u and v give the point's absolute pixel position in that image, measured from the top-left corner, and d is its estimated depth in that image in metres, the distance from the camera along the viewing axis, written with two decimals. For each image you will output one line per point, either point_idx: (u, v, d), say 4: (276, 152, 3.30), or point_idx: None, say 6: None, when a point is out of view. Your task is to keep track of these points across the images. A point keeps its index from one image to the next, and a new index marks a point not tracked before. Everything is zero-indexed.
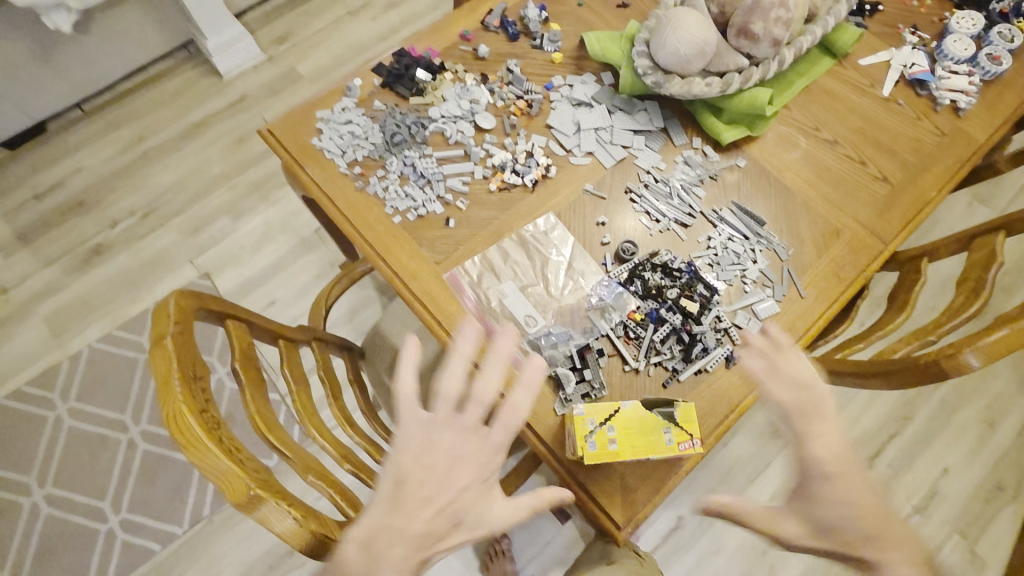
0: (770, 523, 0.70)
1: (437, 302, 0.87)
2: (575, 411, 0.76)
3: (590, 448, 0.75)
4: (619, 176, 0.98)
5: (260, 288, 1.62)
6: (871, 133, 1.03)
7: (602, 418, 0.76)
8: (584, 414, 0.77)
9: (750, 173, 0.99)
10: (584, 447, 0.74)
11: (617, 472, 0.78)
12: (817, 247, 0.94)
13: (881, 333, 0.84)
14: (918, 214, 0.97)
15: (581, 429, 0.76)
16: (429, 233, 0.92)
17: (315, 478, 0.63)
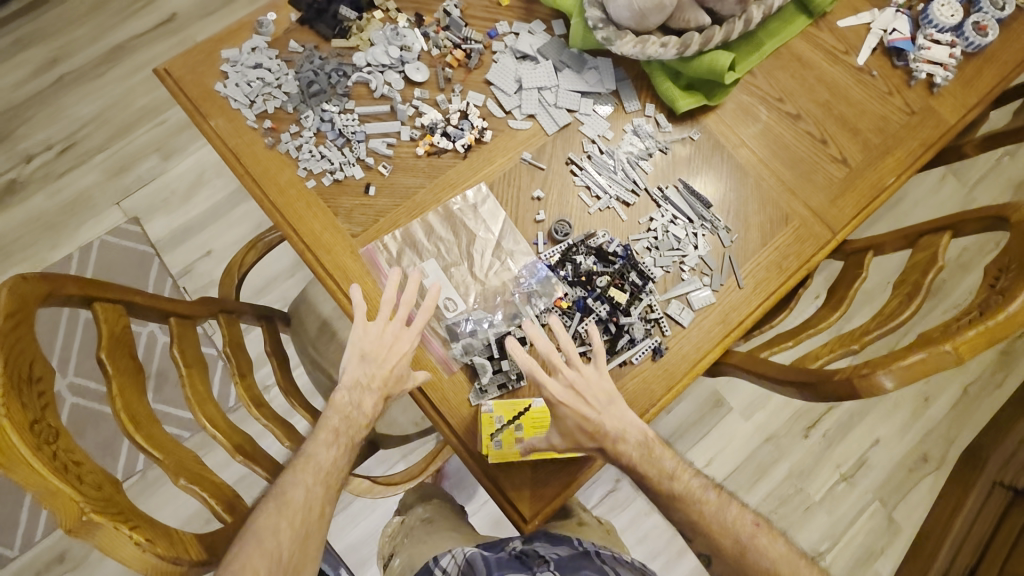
0: (582, 385, 0.73)
1: (351, 280, 0.81)
2: (483, 409, 0.76)
3: (495, 447, 0.75)
4: (562, 144, 0.90)
5: (196, 236, 1.53)
6: (836, 108, 0.96)
7: (509, 416, 0.77)
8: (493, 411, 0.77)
9: (702, 147, 0.92)
10: (488, 447, 0.75)
11: (528, 464, 0.76)
12: (763, 234, 0.89)
13: (814, 331, 0.81)
14: (873, 200, 0.92)
15: (489, 427, 0.76)
16: (345, 200, 0.84)
17: (187, 483, 0.60)
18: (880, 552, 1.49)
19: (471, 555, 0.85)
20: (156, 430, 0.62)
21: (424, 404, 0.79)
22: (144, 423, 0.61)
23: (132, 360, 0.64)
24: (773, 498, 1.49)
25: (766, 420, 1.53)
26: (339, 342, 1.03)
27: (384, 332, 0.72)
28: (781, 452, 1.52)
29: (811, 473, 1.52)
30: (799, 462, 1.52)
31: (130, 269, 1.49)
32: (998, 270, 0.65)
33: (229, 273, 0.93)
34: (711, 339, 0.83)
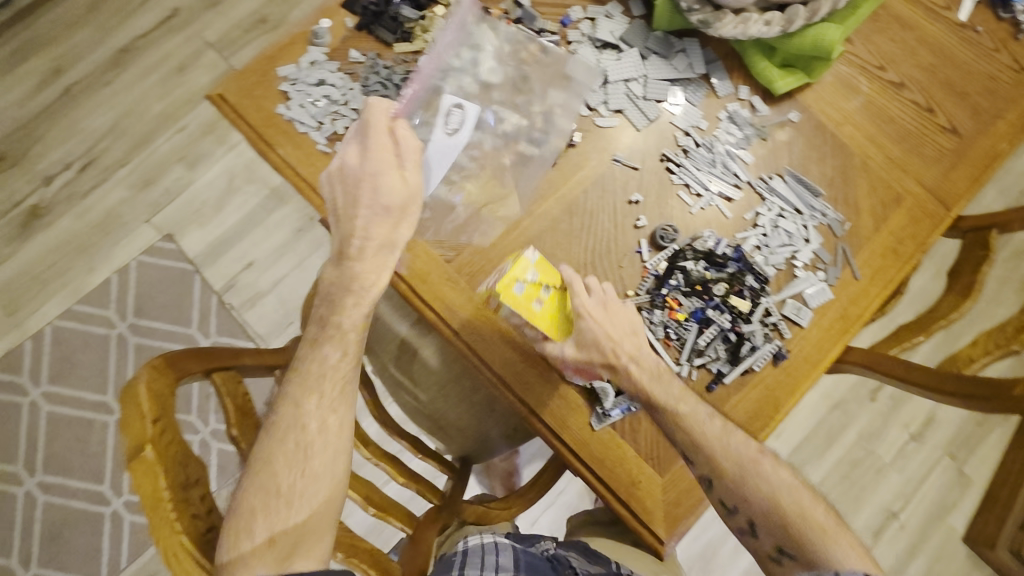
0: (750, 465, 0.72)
1: (452, 310, 0.76)
2: (526, 254, 0.74)
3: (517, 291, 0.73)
4: (654, 140, 0.83)
5: (233, 247, 1.46)
6: (941, 71, 0.88)
7: (543, 280, 0.75)
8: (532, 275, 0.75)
9: (804, 130, 0.85)
10: (508, 284, 0.72)
11: (659, 475, 0.75)
12: (874, 218, 0.83)
13: (944, 322, 0.77)
14: (986, 170, 0.86)
15: (518, 271, 0.74)
16: (434, 223, 0.78)
17: (345, 556, 0.62)
18: (952, 506, 1.47)
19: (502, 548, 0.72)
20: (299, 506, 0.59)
21: (545, 434, 0.76)
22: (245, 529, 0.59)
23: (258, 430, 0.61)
24: (845, 461, 1.48)
25: (832, 386, 1.50)
26: (420, 360, 0.99)
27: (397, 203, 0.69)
28: (849, 417, 1.49)
29: (880, 434, 1.49)
30: (868, 425, 1.49)
31: (172, 289, 1.43)
32: None
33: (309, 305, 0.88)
34: (832, 337, 0.79)
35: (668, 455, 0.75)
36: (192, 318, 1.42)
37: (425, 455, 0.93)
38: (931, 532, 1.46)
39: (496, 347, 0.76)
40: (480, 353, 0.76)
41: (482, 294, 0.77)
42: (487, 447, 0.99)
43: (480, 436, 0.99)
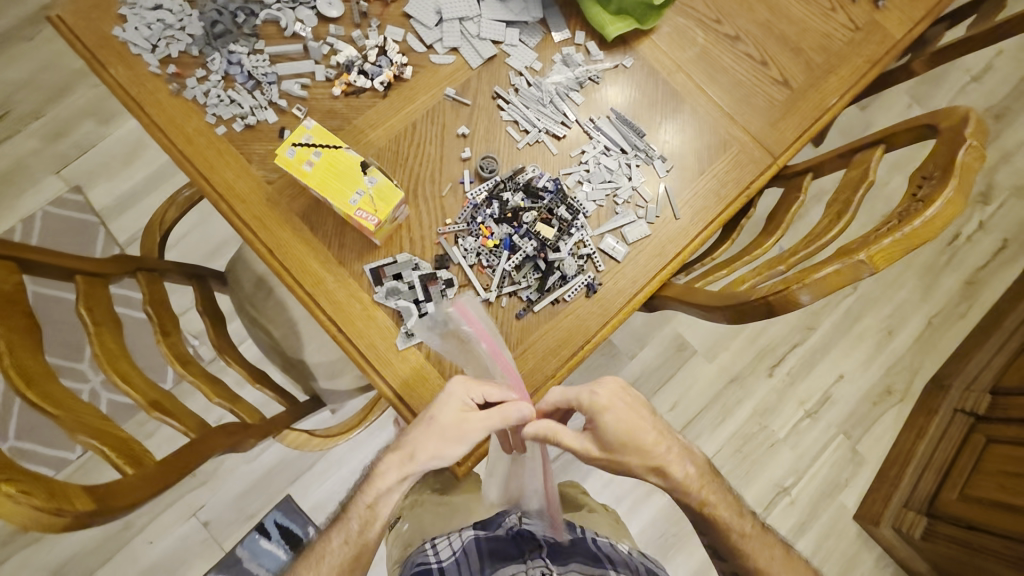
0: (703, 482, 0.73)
1: (270, 230, 0.78)
2: (304, 120, 0.74)
3: (287, 154, 0.72)
4: (487, 78, 0.85)
5: (139, 202, 1.47)
6: (777, 26, 0.91)
7: (319, 142, 0.73)
8: (312, 134, 0.74)
9: (637, 76, 0.87)
10: (281, 149, 0.72)
11: None
12: (700, 162, 0.86)
13: (748, 258, 0.79)
14: (815, 123, 0.89)
15: (295, 136, 0.73)
16: (260, 146, 0.80)
17: (86, 436, 0.56)
18: (844, 484, 1.48)
19: (466, 542, 0.82)
20: (54, 387, 0.59)
21: (351, 353, 0.76)
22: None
23: (25, 317, 0.61)
24: (739, 436, 1.48)
25: (729, 361, 1.51)
26: (275, 298, 1.00)
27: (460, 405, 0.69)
28: (745, 392, 1.51)
29: (775, 410, 1.50)
30: (763, 400, 1.51)
31: (74, 240, 1.44)
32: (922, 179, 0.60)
33: (149, 230, 0.89)
34: (647, 271, 0.81)
35: None
36: None
37: (265, 386, 0.94)
38: (822, 508, 1.47)
39: (308, 265, 0.77)
40: (293, 273, 0.77)
41: (301, 215, 0.78)
42: (339, 386, 1.00)
43: (330, 375, 0.99)
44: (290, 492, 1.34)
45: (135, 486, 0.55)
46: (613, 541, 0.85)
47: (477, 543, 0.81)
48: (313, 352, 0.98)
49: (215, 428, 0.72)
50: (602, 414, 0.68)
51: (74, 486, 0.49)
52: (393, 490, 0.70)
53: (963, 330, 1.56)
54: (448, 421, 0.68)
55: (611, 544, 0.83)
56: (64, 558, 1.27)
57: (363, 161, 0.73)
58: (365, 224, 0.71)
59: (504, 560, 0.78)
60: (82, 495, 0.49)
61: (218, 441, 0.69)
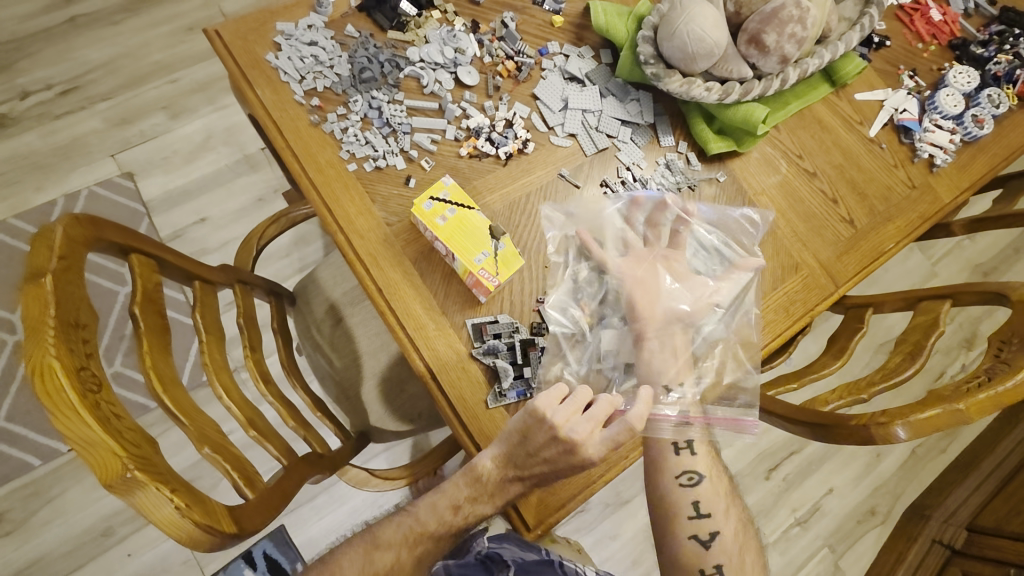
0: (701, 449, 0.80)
1: (381, 268, 0.81)
2: (444, 178, 0.79)
3: (424, 205, 0.77)
4: (598, 167, 0.93)
5: (191, 201, 1.45)
6: (848, 171, 1.03)
7: (456, 201, 0.78)
8: (448, 191, 0.80)
9: (727, 191, 0.97)
10: (420, 201, 0.77)
11: None
12: (774, 278, 0.94)
13: (815, 375, 0.86)
14: (873, 262, 0.99)
15: (434, 191, 0.78)
16: (384, 188, 0.84)
17: (211, 451, 0.56)
18: None
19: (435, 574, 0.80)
20: (180, 394, 0.59)
21: (440, 401, 0.78)
22: (156, 518, 0.45)
23: (160, 319, 0.62)
24: None
25: (733, 457, 1.57)
26: (342, 327, 1.01)
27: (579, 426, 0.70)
28: (744, 490, 1.55)
29: (768, 513, 1.55)
30: (760, 501, 1.56)
31: None
32: (999, 342, 0.68)
33: (247, 242, 0.90)
34: None
35: None
36: None
37: (324, 415, 0.93)
38: None
39: (413, 310, 0.80)
40: (397, 313, 0.79)
41: (412, 260, 0.82)
42: (388, 425, 0.99)
43: (383, 414, 0.99)
44: (286, 523, 1.28)
45: (256, 511, 0.55)
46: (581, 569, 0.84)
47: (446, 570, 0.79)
48: (371, 388, 0.99)
49: (301, 458, 0.72)
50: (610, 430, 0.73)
51: (217, 504, 0.50)
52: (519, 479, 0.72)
53: (944, 462, 1.65)
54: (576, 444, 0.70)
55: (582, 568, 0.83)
56: (31, 558, 1.17)
57: (489, 225, 0.78)
58: (486, 283, 0.75)
59: None
60: (225, 514, 0.50)
61: (304, 470, 0.70)
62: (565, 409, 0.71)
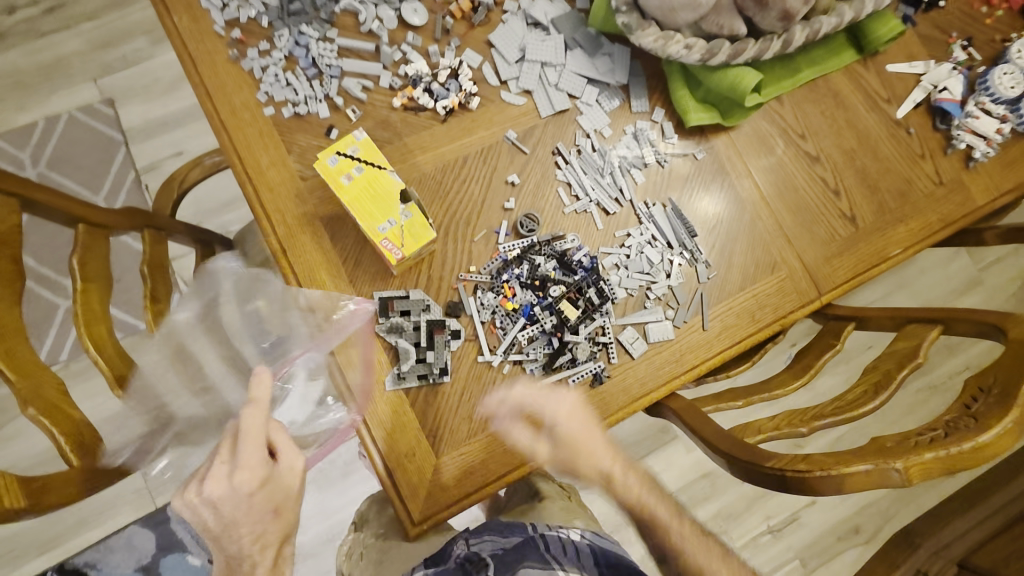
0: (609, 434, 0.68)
1: (288, 225, 0.73)
2: (356, 132, 0.72)
3: (328, 161, 0.70)
4: (552, 130, 0.81)
5: (169, 134, 1.42)
6: (860, 158, 0.87)
7: (366, 158, 0.71)
8: (359, 146, 0.72)
9: (705, 170, 0.83)
10: (324, 156, 0.70)
11: (460, 432, 0.72)
12: (744, 277, 0.81)
13: (769, 394, 0.75)
14: (871, 268, 0.84)
15: (342, 146, 0.71)
16: (303, 138, 0.76)
17: (37, 413, 0.53)
18: None
19: None
20: (20, 346, 0.55)
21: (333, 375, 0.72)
22: None
23: (14, 265, 0.58)
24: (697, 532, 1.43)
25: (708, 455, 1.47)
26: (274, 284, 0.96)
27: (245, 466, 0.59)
28: (715, 490, 1.46)
29: (739, 517, 1.46)
30: (731, 504, 1.46)
31: (93, 152, 1.39)
32: (977, 391, 0.57)
33: (168, 185, 0.85)
34: (658, 377, 0.76)
35: (453, 438, 0.72)
36: (103, 186, 1.38)
37: None
38: None
39: (317, 275, 0.73)
40: (299, 278, 0.73)
41: (323, 220, 0.74)
42: None
43: None
44: None
45: (75, 481, 0.52)
46: (563, 536, 0.70)
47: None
48: None
49: None
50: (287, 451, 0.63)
51: (7, 475, 0.47)
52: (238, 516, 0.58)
53: (939, 495, 1.52)
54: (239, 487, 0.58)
55: (564, 540, 0.69)
56: None
57: (402, 187, 0.71)
58: (389, 257, 0.69)
59: None
60: (14, 486, 0.47)
61: None
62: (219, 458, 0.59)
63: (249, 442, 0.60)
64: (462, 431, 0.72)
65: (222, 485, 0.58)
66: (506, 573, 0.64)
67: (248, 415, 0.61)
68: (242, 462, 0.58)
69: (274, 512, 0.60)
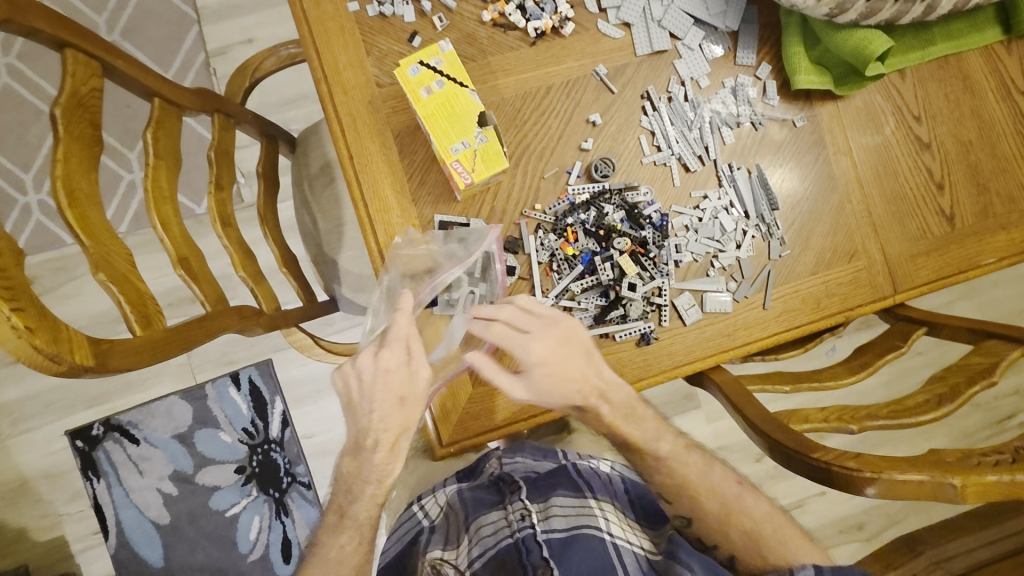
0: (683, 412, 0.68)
1: (359, 132, 0.71)
2: (442, 43, 0.68)
3: (410, 70, 0.67)
4: (646, 72, 0.75)
5: (240, 18, 1.38)
6: (975, 152, 0.80)
7: (448, 72, 0.68)
8: (443, 59, 0.69)
9: (800, 140, 0.77)
10: (405, 65, 0.67)
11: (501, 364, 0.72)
12: (818, 261, 0.76)
13: (817, 384, 0.72)
14: (958, 274, 0.78)
15: (425, 57, 0.68)
16: (385, 41, 0.72)
17: (108, 279, 0.54)
18: None
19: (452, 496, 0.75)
20: (94, 213, 0.56)
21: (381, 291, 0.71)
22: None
23: (93, 131, 0.58)
24: None
25: (726, 430, 1.46)
26: (333, 189, 0.95)
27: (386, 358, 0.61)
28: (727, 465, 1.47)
29: None
30: None
31: (165, 27, 1.36)
32: None
33: (242, 72, 0.83)
34: (706, 347, 0.74)
35: (491, 370, 0.72)
36: (172, 65, 1.36)
37: (290, 273, 0.88)
38: None
39: (380, 188, 0.71)
40: (363, 188, 0.71)
41: (394, 132, 0.72)
42: (358, 299, 0.96)
43: (353, 287, 0.95)
44: (271, 359, 1.34)
45: (139, 350, 0.54)
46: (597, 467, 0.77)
47: (460, 495, 0.74)
48: (348, 258, 0.95)
49: (232, 307, 0.70)
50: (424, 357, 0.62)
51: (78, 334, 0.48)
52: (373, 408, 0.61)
53: (947, 513, 1.51)
54: (383, 381, 0.60)
55: (593, 470, 0.76)
56: None
57: (480, 109, 0.67)
58: (458, 180, 0.66)
59: (484, 507, 0.71)
60: (83, 345, 0.48)
61: (230, 320, 0.68)
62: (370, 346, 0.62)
63: (393, 339, 0.61)
64: (502, 367, 0.72)
65: (365, 375, 0.61)
66: (540, 497, 0.71)
67: (398, 318, 0.61)
68: (388, 342, 0.61)
69: (400, 399, 0.61)
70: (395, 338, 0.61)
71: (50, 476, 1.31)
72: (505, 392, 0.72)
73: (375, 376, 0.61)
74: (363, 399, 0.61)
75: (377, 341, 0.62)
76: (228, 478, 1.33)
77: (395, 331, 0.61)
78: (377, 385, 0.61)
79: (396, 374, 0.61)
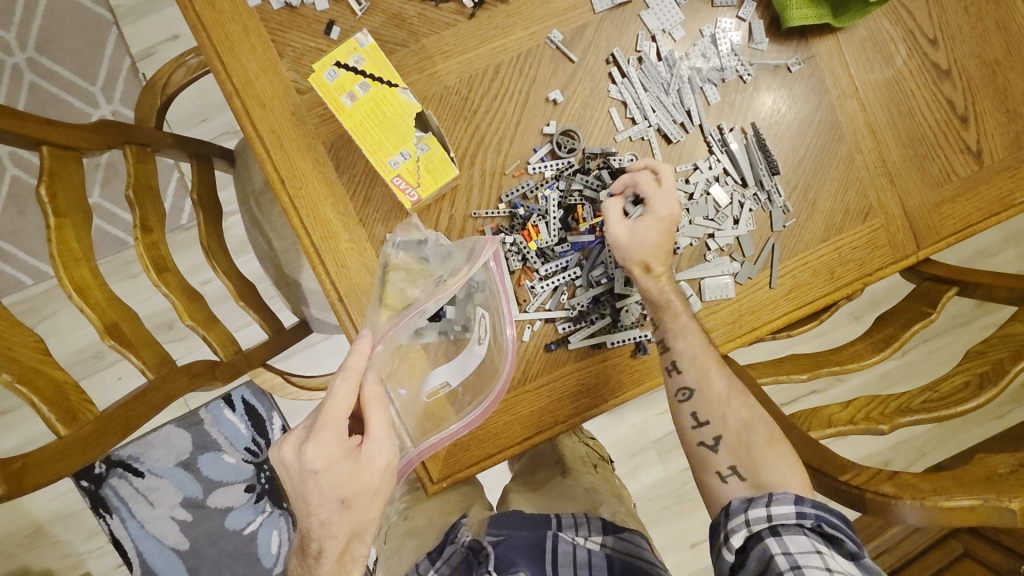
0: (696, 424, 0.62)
1: (286, 152, 0.61)
2: (358, 36, 0.60)
3: (326, 76, 0.59)
4: (609, 30, 0.64)
5: (161, 12, 1.24)
6: (1003, 73, 0.69)
7: (370, 72, 0.60)
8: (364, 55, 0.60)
9: (799, 86, 0.66)
10: (320, 70, 0.59)
11: None
12: (828, 225, 0.67)
13: (837, 368, 0.65)
14: (991, 217, 0.68)
15: (342, 57, 0.60)
16: (298, 37, 0.61)
17: (13, 380, 0.47)
18: None
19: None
20: None
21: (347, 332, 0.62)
22: None
23: None
24: None
25: None
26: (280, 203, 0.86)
27: (319, 453, 0.51)
28: None
29: None
30: None
31: (81, 33, 1.23)
32: None
33: (150, 90, 0.73)
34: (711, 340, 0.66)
35: None
36: (98, 76, 1.24)
37: (249, 306, 0.80)
38: None
39: (321, 213, 0.62)
40: (302, 215, 0.61)
41: (327, 146, 0.62)
42: (328, 317, 0.88)
43: (322, 306, 0.88)
44: None
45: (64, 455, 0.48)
46: (577, 543, 0.65)
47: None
48: (311, 275, 0.87)
49: (178, 367, 0.63)
50: (371, 443, 0.53)
51: None
52: (314, 513, 0.52)
53: None
54: (318, 483, 0.51)
55: (573, 547, 0.64)
56: None
57: (416, 109, 0.60)
58: (399, 196, 0.60)
59: None
60: None
61: (178, 385, 0.60)
62: (298, 429, 0.53)
63: (326, 426, 0.51)
64: None
65: (294, 473, 0.52)
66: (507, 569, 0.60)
67: (334, 399, 0.52)
68: (319, 431, 0.51)
69: (342, 501, 0.52)
70: (329, 425, 0.51)
71: (61, 519, 1.29)
72: (495, 420, 0.65)
73: (307, 478, 0.51)
74: (298, 498, 0.52)
75: (304, 428, 0.52)
76: (240, 498, 1.31)
77: (328, 415, 0.52)
78: (310, 486, 0.51)
79: (330, 473, 0.51)
